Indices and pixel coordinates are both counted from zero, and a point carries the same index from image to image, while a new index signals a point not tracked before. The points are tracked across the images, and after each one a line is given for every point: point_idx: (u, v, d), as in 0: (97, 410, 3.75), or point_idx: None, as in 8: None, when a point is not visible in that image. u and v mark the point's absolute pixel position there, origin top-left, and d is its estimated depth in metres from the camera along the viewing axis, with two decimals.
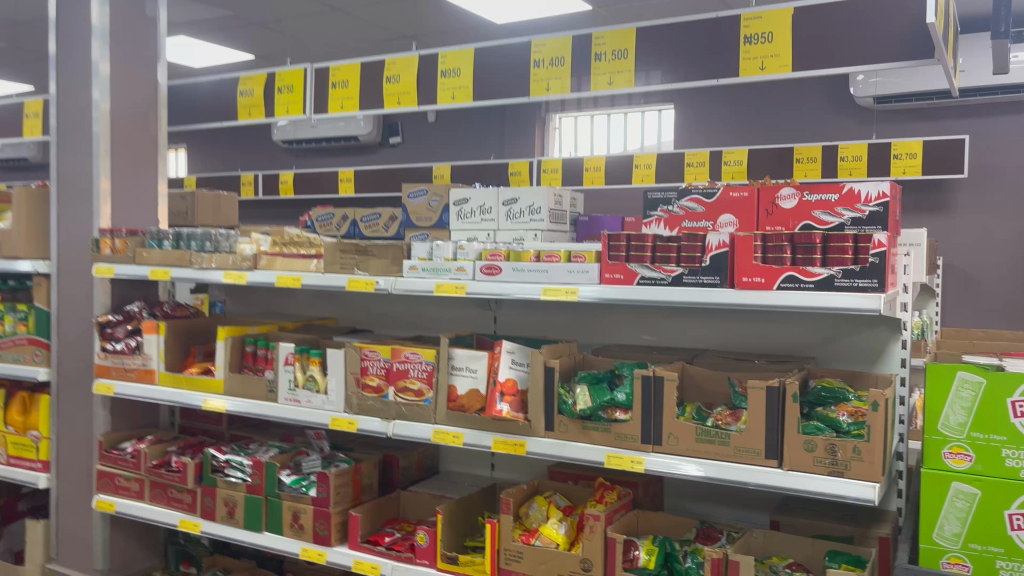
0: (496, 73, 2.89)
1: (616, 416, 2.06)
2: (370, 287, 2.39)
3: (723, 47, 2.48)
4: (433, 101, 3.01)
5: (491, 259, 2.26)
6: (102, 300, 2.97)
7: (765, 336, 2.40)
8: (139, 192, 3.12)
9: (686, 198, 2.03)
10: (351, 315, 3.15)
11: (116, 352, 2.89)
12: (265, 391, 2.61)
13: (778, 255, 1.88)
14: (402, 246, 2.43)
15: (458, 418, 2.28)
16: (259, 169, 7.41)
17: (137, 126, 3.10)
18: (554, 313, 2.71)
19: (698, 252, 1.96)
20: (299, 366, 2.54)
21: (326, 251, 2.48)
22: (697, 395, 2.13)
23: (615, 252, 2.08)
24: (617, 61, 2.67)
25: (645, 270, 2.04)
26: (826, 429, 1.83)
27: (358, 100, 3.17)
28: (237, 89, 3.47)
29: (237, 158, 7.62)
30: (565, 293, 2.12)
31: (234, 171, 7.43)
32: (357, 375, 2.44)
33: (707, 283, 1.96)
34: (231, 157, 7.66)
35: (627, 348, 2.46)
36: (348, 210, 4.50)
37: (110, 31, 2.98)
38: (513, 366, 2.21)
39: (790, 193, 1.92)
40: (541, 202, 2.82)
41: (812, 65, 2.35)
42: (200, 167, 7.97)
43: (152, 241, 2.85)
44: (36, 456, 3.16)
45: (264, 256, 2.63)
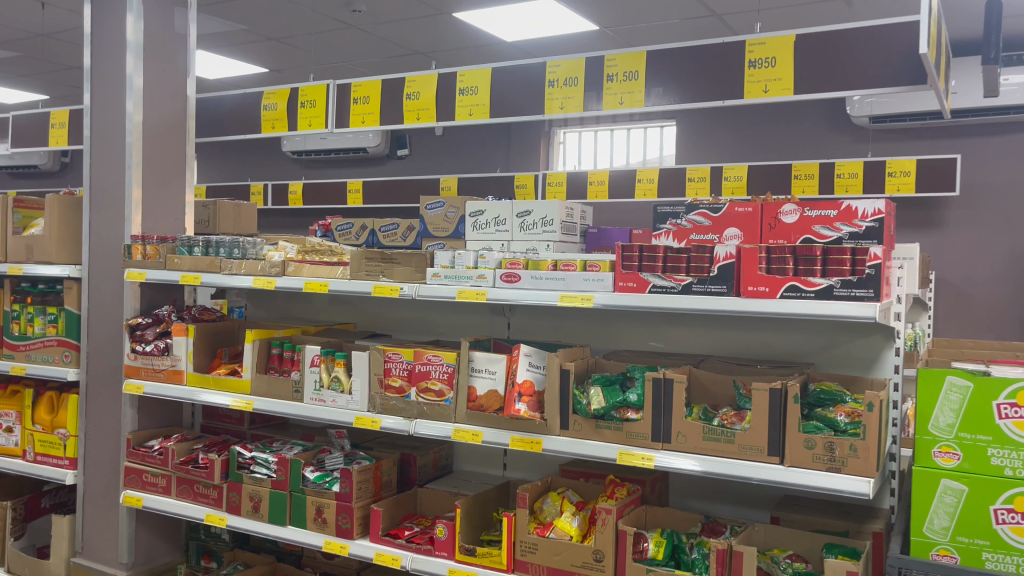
0: (513, 92, 3.04)
1: (628, 415, 2.19)
2: (393, 293, 2.53)
3: (729, 71, 2.64)
4: (451, 117, 3.16)
5: (510, 268, 2.41)
6: (132, 304, 3.10)
7: (766, 343, 2.54)
8: (167, 201, 3.26)
9: (693, 212, 2.18)
10: (369, 320, 3.29)
11: (146, 353, 3.02)
12: (291, 391, 2.73)
13: (782, 266, 2.03)
14: (426, 256, 2.60)
15: (477, 417, 2.41)
16: (268, 179, 7.56)
17: (167, 137, 3.24)
18: (565, 321, 2.85)
19: (707, 262, 2.12)
20: (325, 367, 2.67)
21: (352, 258, 2.62)
22: (703, 397, 2.27)
23: (628, 262, 2.22)
24: (628, 82, 2.82)
25: (656, 278, 2.18)
26: (825, 428, 1.97)
27: (378, 115, 3.33)
28: (261, 103, 3.62)
29: (246, 168, 7.77)
30: (580, 300, 2.26)
31: (243, 181, 7.58)
32: (380, 376, 2.58)
33: (714, 292, 2.10)
34: (240, 167, 7.82)
35: (635, 353, 2.60)
36: (367, 219, 4.73)
37: (144, 46, 3.13)
38: (530, 367, 2.35)
39: (792, 209, 2.07)
40: (554, 215, 2.96)
41: (812, 89, 2.51)
42: (209, 176, 8.10)
43: (183, 248, 2.99)
44: (64, 454, 3.29)
45: (291, 263, 2.77)
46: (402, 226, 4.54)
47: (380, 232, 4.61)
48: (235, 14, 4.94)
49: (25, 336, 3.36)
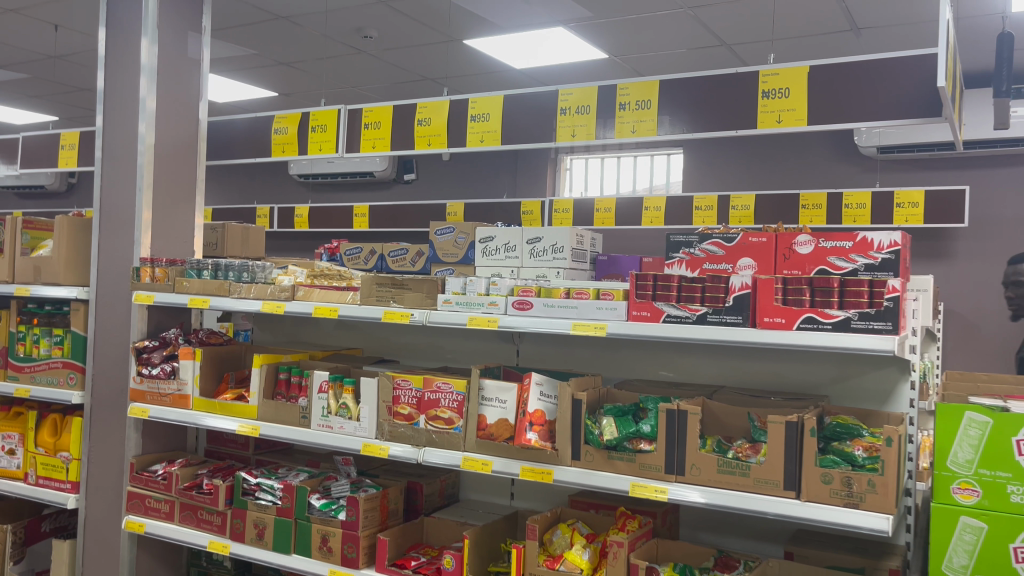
0: (525, 119, 3.05)
1: (641, 446, 2.16)
2: (404, 318, 2.51)
3: (743, 101, 2.65)
4: (462, 143, 3.16)
5: (522, 295, 2.39)
6: (139, 326, 3.09)
7: (779, 374, 2.51)
8: (176, 224, 3.25)
9: (707, 241, 2.17)
10: (377, 346, 3.26)
11: (153, 377, 2.99)
12: (298, 417, 2.71)
13: (798, 297, 2.01)
14: (436, 281, 2.56)
15: (486, 446, 2.38)
16: (274, 202, 7.58)
17: (178, 160, 3.24)
18: (575, 349, 2.82)
19: (722, 293, 2.10)
20: (333, 394, 2.64)
21: (362, 283, 2.61)
22: (716, 428, 2.24)
23: (643, 291, 2.20)
24: (640, 110, 2.82)
25: (671, 308, 2.16)
26: (842, 463, 1.95)
27: (389, 140, 3.33)
28: (272, 127, 3.63)
29: (253, 191, 7.80)
30: (594, 329, 2.24)
31: (250, 203, 7.59)
32: (388, 403, 2.55)
33: (730, 322, 2.08)
34: (247, 190, 7.84)
35: (646, 382, 2.57)
36: (376, 244, 4.73)
37: (158, 70, 3.14)
38: (541, 397, 2.31)
39: (807, 240, 2.08)
40: (564, 242, 2.94)
41: (825, 120, 2.52)
42: (214, 198, 8.11)
43: (191, 271, 2.97)
44: (66, 477, 3.25)
45: (301, 287, 2.76)
46: (412, 251, 4.52)
47: (389, 257, 4.60)
48: (247, 39, 4.97)
49: (30, 357, 3.34)
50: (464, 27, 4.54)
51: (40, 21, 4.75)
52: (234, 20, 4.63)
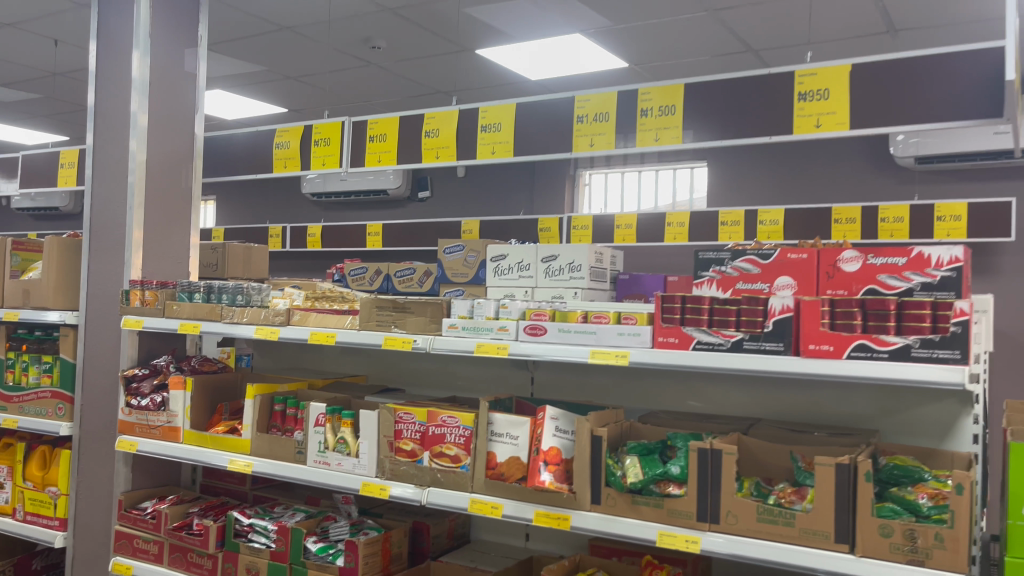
0: (539, 129, 2.84)
1: (670, 490, 1.92)
2: (405, 345, 2.28)
3: (778, 105, 2.41)
4: (472, 155, 2.96)
5: (535, 319, 2.15)
6: (129, 353, 2.90)
7: (822, 406, 2.26)
8: (170, 245, 3.07)
9: (740, 258, 1.95)
10: (382, 373, 3.05)
11: (141, 409, 2.78)
12: (293, 452, 2.49)
13: (848, 322, 1.76)
14: (442, 304, 2.35)
15: (497, 487, 2.14)
16: (287, 221, 7.41)
17: (170, 177, 3.05)
18: (594, 376, 2.59)
19: (760, 316, 1.85)
20: (330, 427, 2.44)
21: (361, 307, 2.39)
22: (754, 469, 2.00)
23: (669, 314, 1.96)
24: (663, 117, 2.60)
25: (702, 333, 1.92)
26: (903, 513, 1.70)
27: (395, 154, 3.13)
28: (272, 142, 3.45)
29: (265, 210, 7.65)
30: (614, 356, 1.99)
31: (262, 223, 7.43)
32: (390, 438, 2.33)
33: (769, 350, 1.84)
34: (259, 210, 7.69)
35: (673, 414, 2.33)
36: (381, 263, 4.52)
37: (150, 84, 2.96)
38: (557, 433, 2.08)
39: (853, 256, 1.85)
40: (582, 259, 2.73)
41: (869, 124, 2.28)
42: (227, 218, 7.97)
43: (183, 294, 2.78)
44: (54, 514, 3.03)
45: (297, 311, 2.54)
46: (419, 272, 4.36)
47: (396, 277, 4.43)
48: (253, 53, 4.82)
49: (19, 386, 3.16)
50: (477, 37, 4.35)
51: (40, 36, 4.63)
52: (238, 32, 4.47)
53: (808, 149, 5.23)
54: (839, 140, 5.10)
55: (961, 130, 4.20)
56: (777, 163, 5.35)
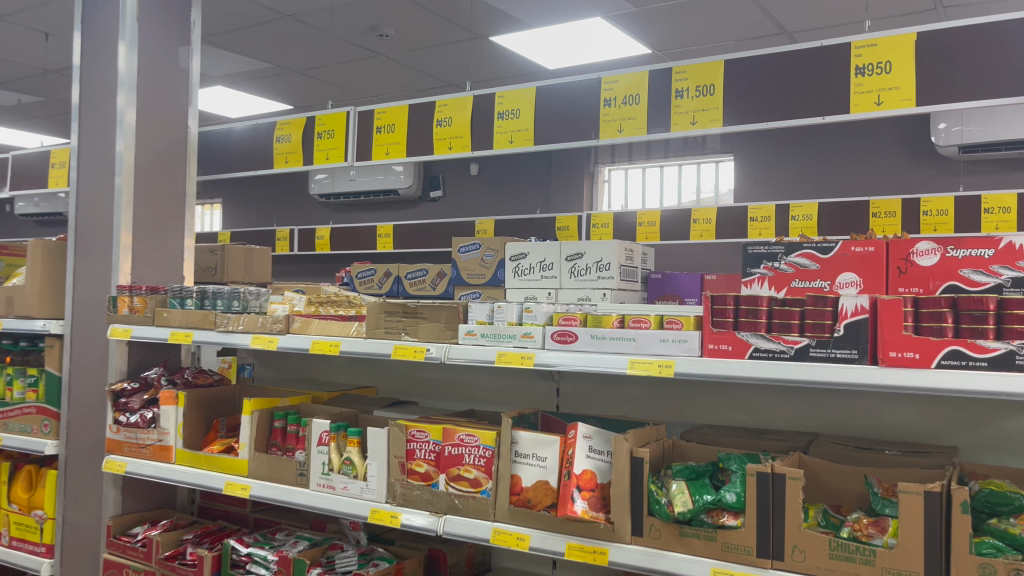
0: (562, 115, 2.59)
1: (724, 520, 1.66)
2: (418, 355, 2.03)
3: (833, 80, 2.15)
4: (488, 145, 2.71)
5: (564, 324, 1.90)
6: (118, 365, 2.66)
7: (889, 419, 2.00)
8: (162, 247, 2.83)
9: (795, 253, 1.75)
10: (393, 385, 2.80)
11: (130, 426, 2.54)
12: (295, 475, 2.24)
13: (936, 325, 1.50)
14: (458, 308, 2.07)
15: (522, 516, 1.89)
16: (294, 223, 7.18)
17: (163, 177, 2.82)
18: (627, 387, 2.34)
19: (829, 319, 1.59)
20: (334, 446, 2.19)
21: (369, 311, 2.15)
22: (820, 494, 1.74)
23: (721, 318, 1.70)
24: (702, 98, 2.35)
25: (760, 340, 1.66)
26: (1006, 550, 1.44)
27: (405, 145, 2.89)
28: (273, 135, 3.20)
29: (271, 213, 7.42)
30: (658, 368, 1.73)
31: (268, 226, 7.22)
32: (402, 459, 2.08)
33: (841, 358, 1.57)
34: (265, 213, 7.46)
35: (719, 430, 2.07)
36: (391, 264, 4.30)
37: (139, 78, 2.73)
38: (591, 454, 1.83)
39: (929, 249, 1.65)
40: (611, 258, 2.47)
41: (938, 99, 2.01)
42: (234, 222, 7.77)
43: (174, 301, 2.54)
44: (40, 539, 2.80)
45: (297, 317, 2.30)
46: (431, 273, 4.12)
47: (406, 279, 4.21)
48: (256, 45, 4.60)
49: (3, 402, 2.93)
50: (490, 23, 4.10)
51: (31, 29, 4.43)
52: (238, 21, 4.25)
53: (840, 139, 4.95)
54: (874, 128, 4.81)
55: (1003, 109, 3.88)
56: (808, 155, 5.06)
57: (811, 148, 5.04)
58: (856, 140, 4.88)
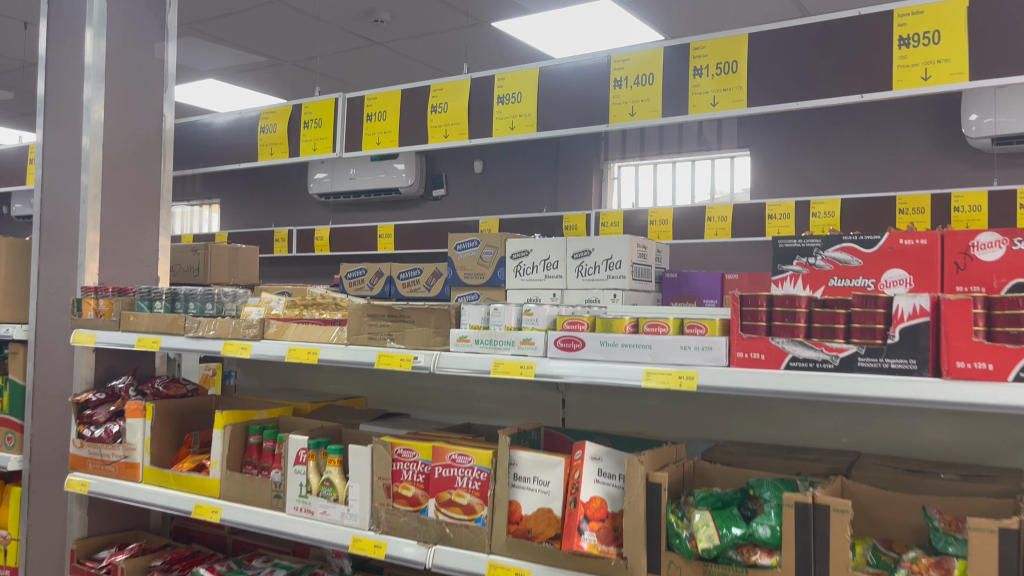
0: (566, 98, 2.36)
1: (756, 558, 1.41)
2: (404, 364, 1.79)
3: (873, 52, 1.91)
4: (487, 133, 2.49)
5: (569, 329, 1.65)
6: (84, 374, 2.45)
7: (937, 436, 1.75)
8: (135, 245, 2.61)
9: (834, 247, 1.53)
10: (383, 395, 2.58)
11: (94, 440, 2.31)
12: (270, 497, 2.01)
13: (1013, 330, 1.25)
14: (449, 310, 1.82)
15: (521, 548, 1.65)
16: (276, 223, 6.73)
17: (132, 173, 2.59)
18: (640, 398, 2.10)
19: (881, 322, 1.35)
20: (313, 466, 1.96)
21: (350, 315, 1.90)
22: (869, 527, 1.50)
23: (751, 322, 1.46)
24: (724, 76, 2.11)
25: (798, 347, 1.41)
26: None
27: (397, 134, 2.67)
28: (257, 126, 2.98)
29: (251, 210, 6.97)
30: (679, 380, 1.48)
31: (253, 225, 6.84)
32: (387, 481, 1.85)
33: (896, 369, 1.33)
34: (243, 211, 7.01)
35: (745, 449, 1.83)
36: (382, 264, 4.10)
37: (107, 70, 2.51)
38: (600, 479, 1.59)
39: (992, 240, 1.40)
40: (622, 254, 2.23)
41: (996, 72, 1.77)
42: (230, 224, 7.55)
43: (142, 303, 2.31)
44: (3, 562, 2.58)
45: (273, 321, 2.06)
46: (426, 273, 3.87)
47: (399, 279, 3.99)
48: (248, 33, 4.40)
49: None
50: (492, 8, 3.89)
51: (10, 18, 4.23)
52: (227, 7, 4.05)
53: (870, 122, 4.33)
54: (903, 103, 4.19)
55: None
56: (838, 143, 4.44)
57: (837, 132, 4.43)
58: (881, 122, 4.29)
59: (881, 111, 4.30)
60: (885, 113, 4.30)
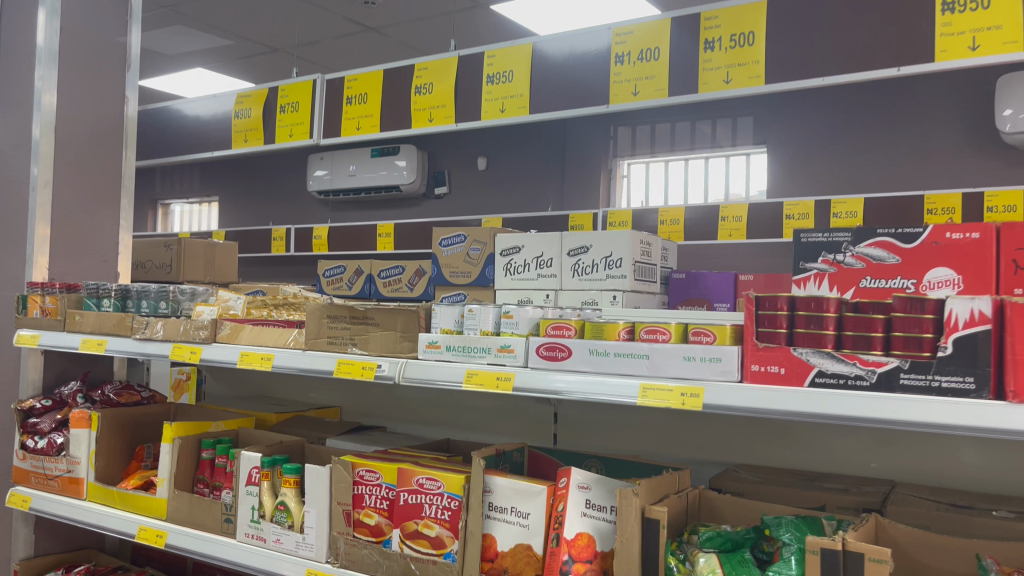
0: (562, 76, 2.12)
1: None
2: (367, 373, 1.56)
3: (910, 19, 1.68)
4: (475, 117, 2.26)
5: (554, 334, 1.41)
6: (32, 377, 2.24)
7: (984, 464, 1.50)
8: (93, 236, 2.40)
9: (866, 242, 1.29)
10: (360, 405, 2.34)
11: (36, 452, 2.08)
12: (221, 521, 1.77)
13: None
14: (419, 312, 1.60)
15: None
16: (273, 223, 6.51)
17: (88, 163, 2.38)
18: (641, 414, 1.86)
19: (930, 330, 1.10)
20: (267, 487, 1.73)
21: (308, 316, 1.69)
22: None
23: (769, 330, 1.21)
24: (737, 49, 1.87)
25: (827, 360, 1.16)
26: None
27: (378, 118, 2.46)
28: (232, 109, 2.78)
29: (243, 210, 6.70)
30: (682, 397, 1.24)
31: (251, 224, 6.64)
32: (348, 507, 1.61)
33: (948, 389, 1.08)
34: (235, 211, 6.75)
35: (761, 475, 1.59)
36: (361, 262, 3.91)
37: (61, 53, 2.30)
38: (588, 512, 1.35)
39: None
40: (622, 252, 1.98)
41: None
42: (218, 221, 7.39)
43: (90, 301, 2.10)
44: None
45: (227, 322, 1.83)
46: (408, 271, 3.71)
47: (380, 278, 3.82)
48: (240, 15, 4.22)
49: None
50: None
51: None
52: None
53: (895, 107, 3.84)
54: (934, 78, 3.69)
55: None
56: (858, 131, 3.94)
57: (857, 117, 3.94)
58: (907, 109, 3.81)
59: (909, 95, 3.80)
60: (912, 93, 3.80)
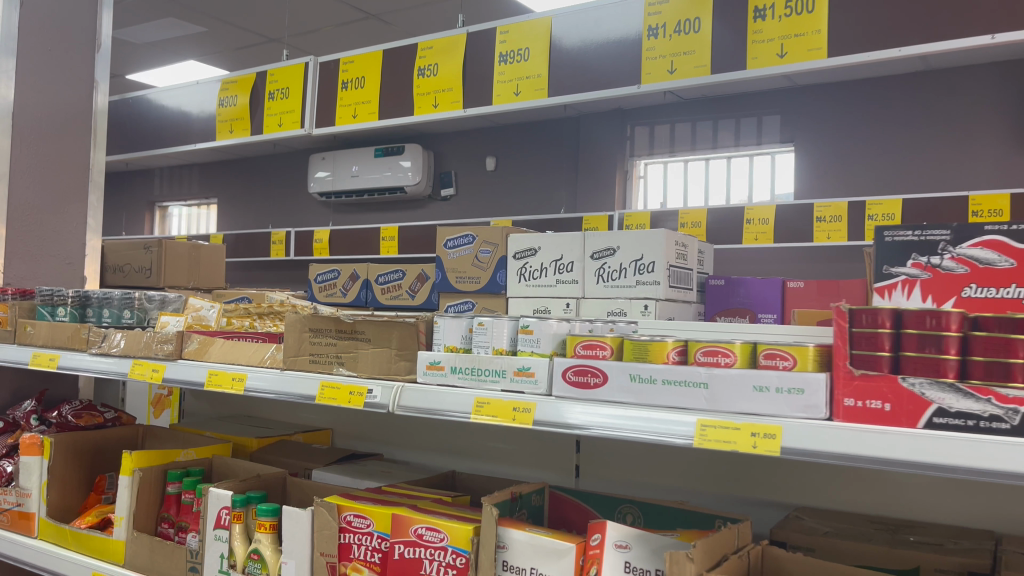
0: (583, 52, 1.85)
1: None
2: (355, 401, 1.29)
3: None
4: (485, 101, 2.00)
5: (584, 354, 1.14)
6: None
7: None
8: (56, 236, 2.14)
9: (971, 241, 1.01)
10: (354, 429, 2.08)
11: None
12: (185, 569, 1.50)
13: None
14: (417, 326, 1.33)
15: None
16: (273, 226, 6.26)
17: (51, 156, 2.13)
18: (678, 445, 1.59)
19: None
20: (238, 530, 1.46)
21: (286, 328, 1.43)
22: None
23: (868, 353, 0.94)
24: (792, 18, 1.62)
25: (947, 395, 0.88)
26: None
27: (376, 105, 2.19)
28: (217, 98, 2.52)
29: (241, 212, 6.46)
30: (756, 438, 0.96)
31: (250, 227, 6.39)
32: (331, 559, 1.33)
33: None
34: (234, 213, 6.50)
35: (829, 524, 1.31)
36: (357, 266, 3.67)
37: (21, 34, 2.04)
38: None
39: None
40: (655, 254, 1.71)
41: None
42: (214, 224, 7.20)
43: (43, 309, 1.84)
44: None
45: (195, 335, 1.57)
46: (410, 276, 3.48)
47: (378, 282, 3.60)
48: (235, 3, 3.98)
49: None
50: None
51: None
52: None
53: (934, 99, 3.55)
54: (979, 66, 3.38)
55: None
56: (894, 123, 3.64)
57: (893, 111, 3.65)
58: (946, 105, 3.52)
59: (948, 86, 3.51)
60: (953, 84, 3.50)
